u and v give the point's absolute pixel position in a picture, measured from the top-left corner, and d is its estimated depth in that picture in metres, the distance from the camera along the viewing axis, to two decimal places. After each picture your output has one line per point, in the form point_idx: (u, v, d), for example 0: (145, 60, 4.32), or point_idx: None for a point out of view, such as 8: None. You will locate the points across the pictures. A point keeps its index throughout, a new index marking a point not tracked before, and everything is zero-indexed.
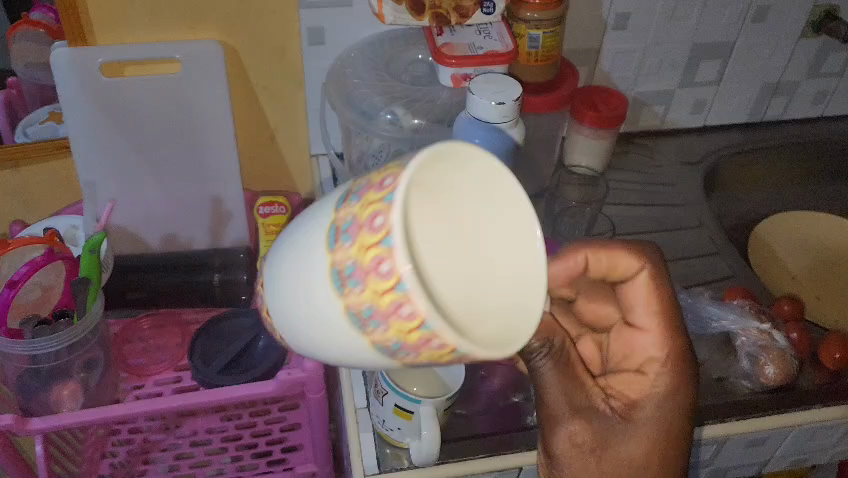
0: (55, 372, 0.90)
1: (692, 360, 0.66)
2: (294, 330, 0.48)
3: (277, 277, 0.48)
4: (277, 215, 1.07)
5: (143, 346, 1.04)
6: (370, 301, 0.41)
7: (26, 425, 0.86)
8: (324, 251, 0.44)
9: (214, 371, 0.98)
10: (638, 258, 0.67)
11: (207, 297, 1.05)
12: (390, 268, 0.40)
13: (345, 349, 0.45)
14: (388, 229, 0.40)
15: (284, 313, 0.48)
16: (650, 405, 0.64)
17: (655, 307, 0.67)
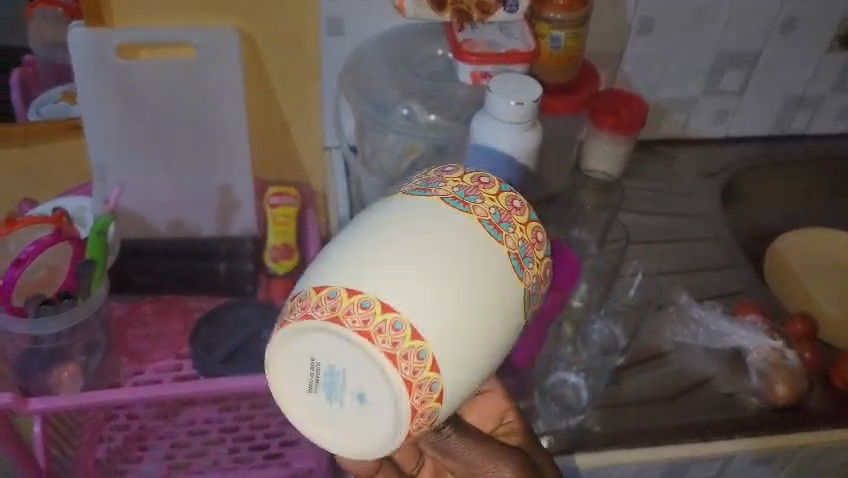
0: (56, 354, 0.88)
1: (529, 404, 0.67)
2: (453, 323, 0.45)
3: (422, 273, 0.45)
4: (286, 206, 1.05)
5: (145, 331, 1.02)
6: (523, 235, 0.49)
7: (22, 406, 0.85)
8: (463, 216, 0.47)
9: (216, 361, 0.97)
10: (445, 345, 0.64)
11: (213, 285, 1.03)
12: (521, 205, 0.50)
13: (510, 302, 0.47)
14: (498, 182, 0.51)
15: (432, 308, 0.45)
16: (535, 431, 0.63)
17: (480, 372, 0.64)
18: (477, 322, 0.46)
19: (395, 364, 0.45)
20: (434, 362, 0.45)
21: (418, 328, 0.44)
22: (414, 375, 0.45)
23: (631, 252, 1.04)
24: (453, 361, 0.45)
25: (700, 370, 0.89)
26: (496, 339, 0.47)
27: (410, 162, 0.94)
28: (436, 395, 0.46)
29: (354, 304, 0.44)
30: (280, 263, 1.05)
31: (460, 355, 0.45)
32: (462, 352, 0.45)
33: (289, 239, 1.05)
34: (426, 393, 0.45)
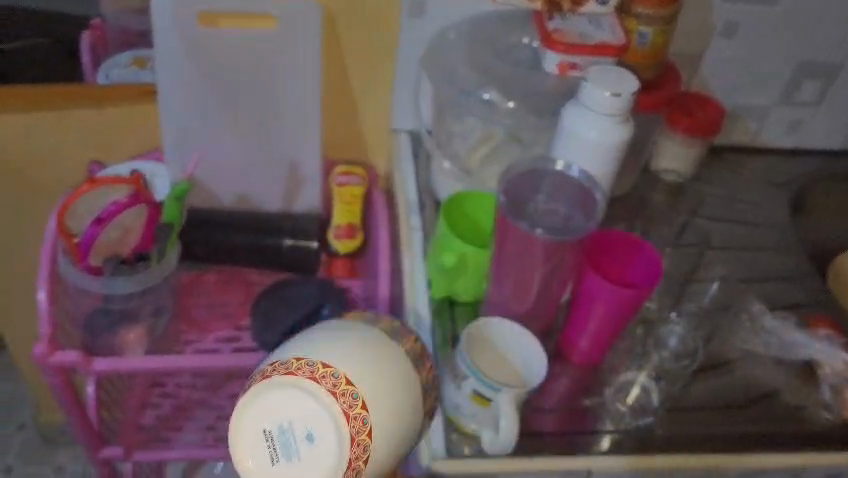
0: (125, 314, 0.89)
1: None
2: (362, 365, 0.63)
3: (334, 340, 0.64)
4: (352, 186, 1.06)
5: (206, 301, 1.02)
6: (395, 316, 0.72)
7: (88, 365, 0.87)
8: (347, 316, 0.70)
9: (275, 337, 0.97)
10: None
11: (274, 260, 1.03)
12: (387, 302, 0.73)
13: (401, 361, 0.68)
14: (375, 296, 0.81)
15: (342, 359, 0.63)
16: None
17: None
18: (383, 377, 0.64)
19: (336, 398, 0.61)
20: (363, 400, 0.62)
21: (349, 375, 0.62)
22: (350, 407, 0.62)
23: (703, 259, 0.99)
24: (372, 402, 0.63)
25: (767, 382, 0.87)
26: (397, 384, 0.65)
27: (486, 149, 0.93)
28: (368, 428, 0.62)
29: (302, 362, 0.62)
30: (344, 242, 1.04)
31: (378, 398, 0.63)
32: (373, 399, 0.63)
33: (353, 219, 1.05)
34: (360, 424, 0.62)
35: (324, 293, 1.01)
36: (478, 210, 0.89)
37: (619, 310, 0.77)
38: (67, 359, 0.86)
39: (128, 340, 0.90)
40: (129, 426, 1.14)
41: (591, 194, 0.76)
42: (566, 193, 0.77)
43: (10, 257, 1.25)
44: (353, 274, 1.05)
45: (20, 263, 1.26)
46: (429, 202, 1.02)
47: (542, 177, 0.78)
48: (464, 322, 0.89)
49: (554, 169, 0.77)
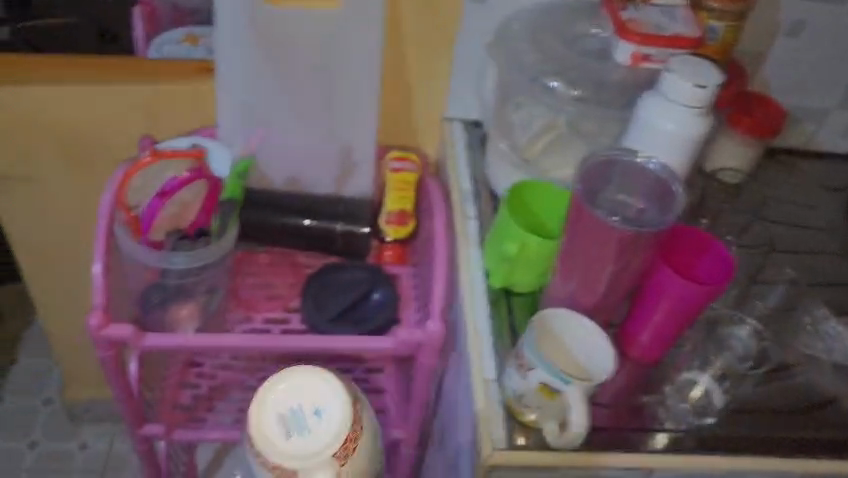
0: (180, 290, 0.89)
1: None
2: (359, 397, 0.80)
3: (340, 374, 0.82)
4: (407, 172, 1.05)
5: (253, 281, 1.02)
6: None
7: (140, 341, 0.86)
8: None
9: (325, 319, 0.97)
10: None
11: (325, 243, 1.02)
12: None
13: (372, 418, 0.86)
14: None
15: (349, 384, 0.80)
16: None
17: None
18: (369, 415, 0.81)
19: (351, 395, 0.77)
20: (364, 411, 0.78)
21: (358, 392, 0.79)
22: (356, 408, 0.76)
23: (761, 263, 0.97)
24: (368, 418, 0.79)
25: (828, 387, 0.86)
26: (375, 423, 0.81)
27: (549, 137, 0.92)
28: (359, 438, 0.76)
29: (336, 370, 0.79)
30: (395, 228, 1.04)
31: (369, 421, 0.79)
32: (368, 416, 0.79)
33: (405, 205, 1.04)
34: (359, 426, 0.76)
35: (373, 278, 1.01)
36: (536, 200, 0.87)
37: (688, 308, 0.76)
38: (120, 333, 0.85)
39: (179, 317, 0.89)
40: (166, 405, 1.13)
41: (670, 186, 0.74)
42: (642, 186, 0.76)
43: (55, 228, 1.25)
44: (402, 261, 1.05)
45: (65, 234, 1.26)
46: (483, 192, 1.01)
47: (620, 169, 0.76)
48: (521, 314, 0.87)
49: (634, 163, 0.75)
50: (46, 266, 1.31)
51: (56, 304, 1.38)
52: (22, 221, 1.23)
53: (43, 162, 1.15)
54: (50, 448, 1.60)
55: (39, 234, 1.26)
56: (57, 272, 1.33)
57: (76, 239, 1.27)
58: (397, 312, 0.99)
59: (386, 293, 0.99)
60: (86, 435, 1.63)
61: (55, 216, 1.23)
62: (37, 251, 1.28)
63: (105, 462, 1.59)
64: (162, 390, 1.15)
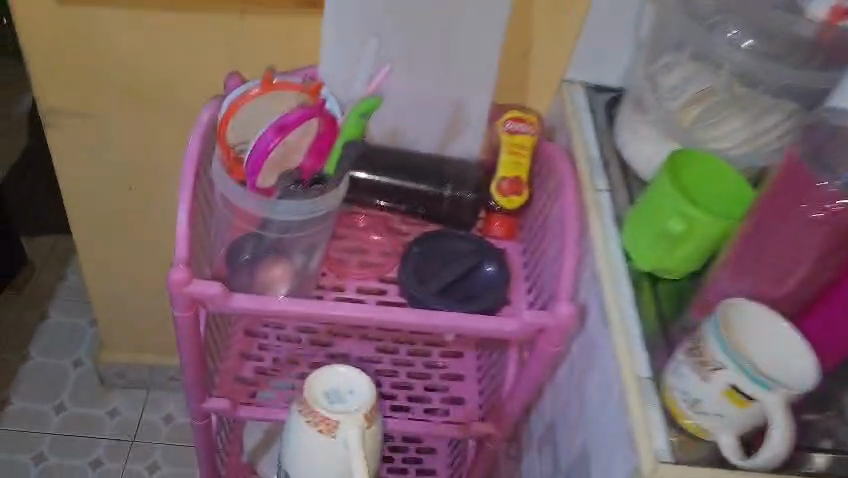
0: (274, 247, 0.77)
1: None
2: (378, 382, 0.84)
3: None
4: (523, 135, 0.92)
5: (344, 246, 0.92)
6: None
7: (228, 299, 0.75)
8: None
9: (427, 292, 0.85)
10: None
11: (430, 208, 0.91)
12: None
13: None
14: None
15: None
16: None
17: None
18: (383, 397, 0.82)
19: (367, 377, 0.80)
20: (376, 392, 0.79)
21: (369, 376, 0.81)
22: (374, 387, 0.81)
23: None
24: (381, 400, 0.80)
25: None
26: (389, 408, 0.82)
27: (703, 106, 0.81)
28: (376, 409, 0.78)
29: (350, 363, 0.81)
30: (509, 198, 0.91)
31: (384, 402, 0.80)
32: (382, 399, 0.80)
33: (521, 172, 0.92)
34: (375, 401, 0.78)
35: (481, 251, 0.90)
36: (695, 178, 0.76)
37: None
38: (206, 289, 0.74)
39: (272, 276, 0.77)
40: (227, 377, 1.03)
41: None
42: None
43: (112, 176, 1.12)
44: (511, 235, 0.93)
45: (122, 185, 1.14)
46: (615, 163, 0.88)
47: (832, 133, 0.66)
48: (669, 303, 0.75)
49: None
50: (96, 220, 1.19)
51: (103, 262, 1.27)
52: (77, 166, 1.11)
53: (107, 96, 1.02)
54: (78, 412, 1.49)
55: (90, 179, 1.13)
56: (108, 229, 1.21)
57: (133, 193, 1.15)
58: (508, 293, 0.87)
59: (497, 270, 0.88)
60: (116, 401, 1.51)
61: (114, 165, 1.10)
62: (87, 198, 1.16)
63: (135, 432, 1.48)
64: (223, 360, 1.04)
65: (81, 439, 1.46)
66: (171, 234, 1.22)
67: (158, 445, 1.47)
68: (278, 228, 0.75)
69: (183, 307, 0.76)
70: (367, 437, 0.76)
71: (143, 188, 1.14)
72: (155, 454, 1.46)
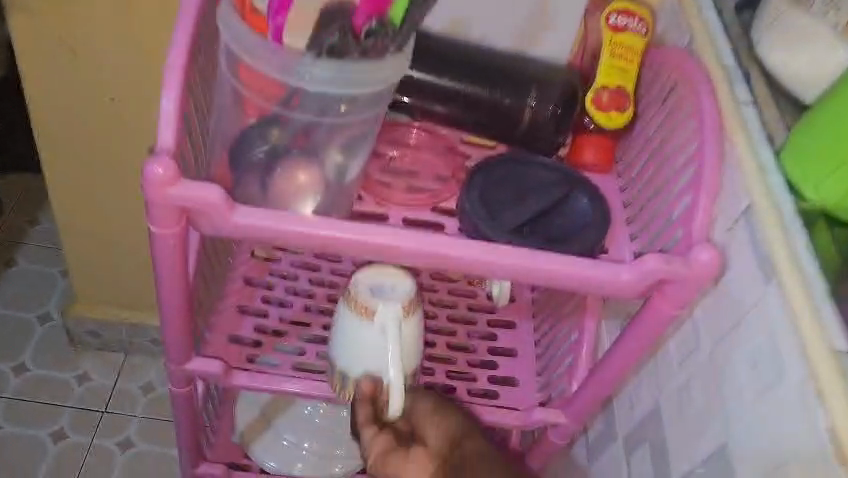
0: (301, 145, 0.55)
1: None
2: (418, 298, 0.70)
3: None
4: (631, 34, 0.69)
5: (385, 167, 0.69)
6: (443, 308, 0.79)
7: (232, 214, 0.53)
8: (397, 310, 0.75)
9: (501, 226, 0.63)
10: None
11: (505, 125, 0.69)
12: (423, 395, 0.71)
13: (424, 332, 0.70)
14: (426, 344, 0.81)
15: None
16: None
17: None
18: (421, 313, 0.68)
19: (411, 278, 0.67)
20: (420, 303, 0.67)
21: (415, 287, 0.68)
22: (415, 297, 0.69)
23: None
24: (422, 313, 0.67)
25: None
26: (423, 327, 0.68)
27: None
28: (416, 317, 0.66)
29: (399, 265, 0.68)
30: (609, 115, 0.69)
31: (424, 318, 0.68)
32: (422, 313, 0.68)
33: (626, 82, 0.69)
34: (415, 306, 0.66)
35: (569, 181, 0.68)
36: None
37: None
38: (200, 195, 0.51)
39: (293, 184, 0.54)
40: (220, 335, 0.81)
41: None
42: None
43: (91, 83, 0.89)
44: (607, 165, 0.71)
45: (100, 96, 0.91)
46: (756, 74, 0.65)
47: None
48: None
49: None
50: (57, 137, 0.95)
51: (62, 194, 1.03)
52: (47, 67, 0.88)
53: None
54: (41, 375, 1.26)
55: (59, 82, 0.89)
56: (69, 151, 0.97)
57: (110, 110, 0.92)
58: (605, 237, 0.65)
59: (591, 205, 0.67)
60: (87, 364, 1.29)
61: (95, 65, 0.87)
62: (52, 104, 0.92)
63: (107, 401, 1.26)
64: (216, 314, 0.83)
65: (43, 406, 1.23)
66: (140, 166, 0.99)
67: (133, 418, 1.25)
68: (313, 116, 0.53)
69: (165, 221, 0.53)
70: (407, 332, 0.65)
71: (125, 106, 0.91)
72: (130, 428, 1.23)
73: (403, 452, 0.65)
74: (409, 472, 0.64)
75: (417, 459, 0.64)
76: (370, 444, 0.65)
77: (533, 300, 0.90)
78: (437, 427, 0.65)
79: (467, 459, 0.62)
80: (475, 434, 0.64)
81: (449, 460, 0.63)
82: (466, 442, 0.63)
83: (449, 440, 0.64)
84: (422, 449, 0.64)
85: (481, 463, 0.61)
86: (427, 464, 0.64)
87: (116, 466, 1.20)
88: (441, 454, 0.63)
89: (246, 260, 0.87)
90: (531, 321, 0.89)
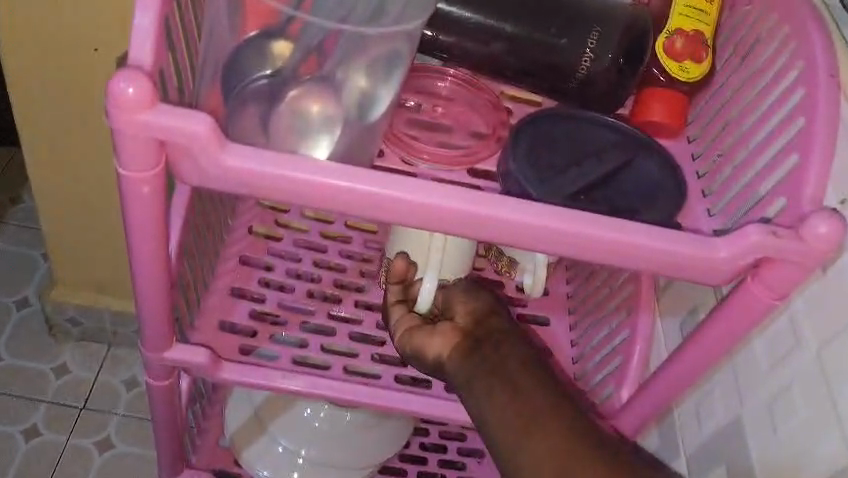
0: (317, 71, 0.46)
1: (532, 390, 0.55)
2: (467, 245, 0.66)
3: None
4: None
5: (413, 120, 0.58)
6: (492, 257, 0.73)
7: (222, 153, 0.42)
8: None
9: (552, 194, 0.52)
10: (506, 369, 0.56)
11: (557, 73, 0.56)
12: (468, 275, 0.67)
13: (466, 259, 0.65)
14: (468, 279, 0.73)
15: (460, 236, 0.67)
16: (542, 397, 0.55)
17: (513, 395, 0.55)
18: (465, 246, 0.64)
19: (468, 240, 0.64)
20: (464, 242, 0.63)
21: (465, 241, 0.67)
22: None
23: None
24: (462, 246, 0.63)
25: None
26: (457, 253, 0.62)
27: None
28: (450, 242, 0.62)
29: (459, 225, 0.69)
30: (682, 63, 0.57)
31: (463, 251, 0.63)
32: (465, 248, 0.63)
33: (702, 26, 0.58)
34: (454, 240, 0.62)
35: (631, 142, 0.56)
36: None
37: None
38: (182, 124, 0.40)
39: (299, 118, 0.45)
40: (210, 321, 0.69)
41: None
42: None
43: (60, 27, 0.75)
44: (677, 125, 0.59)
45: (69, 43, 0.76)
46: None
47: None
48: None
49: None
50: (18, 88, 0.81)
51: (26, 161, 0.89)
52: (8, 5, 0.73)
53: None
54: (14, 365, 1.13)
55: (22, 24, 0.75)
56: (32, 108, 0.83)
57: (81, 59, 0.78)
58: (678, 212, 0.54)
59: (657, 175, 0.55)
60: (65, 354, 1.16)
61: (84, 10, 0.73)
62: (16, 50, 0.77)
63: (86, 396, 1.13)
64: (206, 296, 0.71)
65: (15, 400, 1.11)
66: (107, 129, 0.85)
67: (114, 416, 1.12)
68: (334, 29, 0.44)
69: (138, 160, 0.42)
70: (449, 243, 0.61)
71: (99, 54, 0.77)
72: (111, 426, 1.11)
73: (427, 328, 0.59)
74: (433, 345, 0.58)
75: (442, 332, 0.59)
76: (395, 323, 0.60)
77: (568, 294, 0.77)
78: (463, 303, 0.60)
79: (492, 336, 0.58)
80: (499, 311, 0.60)
81: (475, 335, 0.58)
82: (490, 319, 0.59)
83: (475, 317, 0.59)
84: (448, 324, 0.59)
85: (507, 340, 0.58)
86: (452, 337, 0.59)
87: (94, 468, 1.07)
88: (467, 330, 0.59)
89: (243, 237, 0.75)
90: (567, 318, 0.75)
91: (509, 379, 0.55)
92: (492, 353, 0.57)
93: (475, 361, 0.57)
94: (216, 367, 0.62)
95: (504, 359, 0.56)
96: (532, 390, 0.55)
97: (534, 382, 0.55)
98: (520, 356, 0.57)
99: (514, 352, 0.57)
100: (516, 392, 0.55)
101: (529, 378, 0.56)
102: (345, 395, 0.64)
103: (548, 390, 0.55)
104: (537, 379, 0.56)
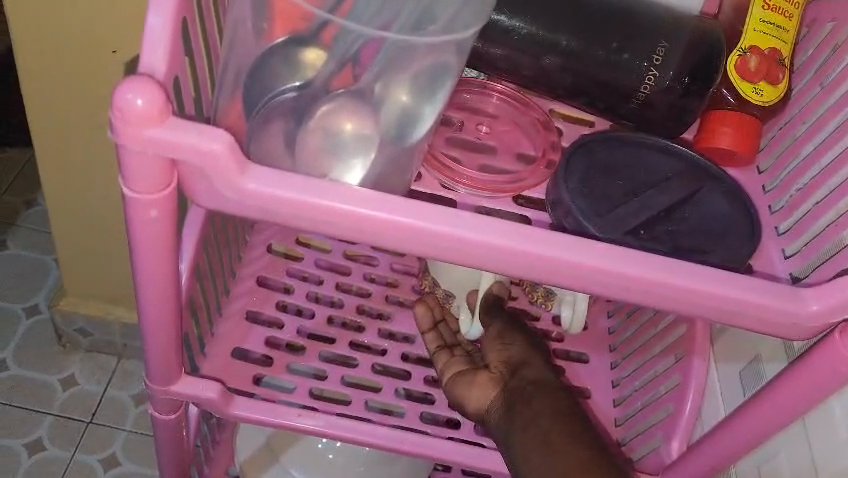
0: (350, 80, 0.40)
1: (564, 442, 0.49)
2: None
3: None
4: None
5: (455, 138, 0.52)
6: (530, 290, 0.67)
7: (241, 176, 0.37)
8: None
9: (611, 225, 0.47)
10: (536, 419, 0.51)
11: (614, 92, 0.51)
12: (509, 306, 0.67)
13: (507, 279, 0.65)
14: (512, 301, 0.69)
15: None
16: (574, 453, 0.49)
17: (542, 450, 0.49)
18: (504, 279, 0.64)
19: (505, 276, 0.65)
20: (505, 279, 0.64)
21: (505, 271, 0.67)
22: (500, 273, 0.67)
23: None
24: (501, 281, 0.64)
25: None
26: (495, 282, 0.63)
27: None
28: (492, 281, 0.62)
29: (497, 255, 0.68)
30: (757, 86, 0.51)
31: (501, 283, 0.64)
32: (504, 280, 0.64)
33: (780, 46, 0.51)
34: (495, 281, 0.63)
35: (697, 172, 0.51)
36: None
37: None
38: (197, 142, 0.35)
39: (330, 137, 0.40)
40: (222, 348, 0.64)
41: None
42: None
43: (74, 25, 0.70)
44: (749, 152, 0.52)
45: (82, 42, 0.71)
46: None
47: None
48: None
49: None
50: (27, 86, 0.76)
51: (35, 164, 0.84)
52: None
53: None
54: (19, 375, 1.07)
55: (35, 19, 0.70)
56: (43, 108, 0.78)
57: (95, 59, 0.73)
58: (750, 256, 0.48)
59: (720, 214, 0.49)
60: (73, 366, 1.10)
61: (96, 7, 0.68)
62: (27, 47, 0.72)
63: (93, 411, 1.06)
64: (219, 320, 0.66)
65: (19, 412, 1.04)
66: None
67: (120, 434, 1.05)
68: (376, 36, 0.38)
69: (146, 181, 0.36)
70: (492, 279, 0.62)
71: (111, 54, 0.72)
72: (116, 444, 1.04)
73: (466, 378, 0.57)
74: (470, 398, 0.56)
75: (479, 383, 0.56)
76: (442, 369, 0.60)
77: (609, 331, 0.71)
78: (498, 351, 0.57)
79: (526, 385, 0.53)
80: (535, 358, 0.56)
81: (509, 387, 0.54)
82: (523, 368, 0.55)
83: (511, 367, 0.55)
84: (485, 375, 0.57)
85: (541, 387, 0.53)
86: (489, 387, 0.56)
87: None
88: (503, 381, 0.55)
89: (261, 256, 0.70)
90: (608, 356, 0.69)
91: (540, 431, 0.50)
92: (525, 403, 0.52)
93: (508, 412, 0.52)
94: (227, 401, 0.56)
95: (538, 410, 0.51)
96: (565, 443, 0.49)
97: (567, 437, 0.50)
98: (555, 400, 0.52)
99: (548, 402, 0.52)
100: (547, 446, 0.49)
101: (563, 430, 0.50)
102: (369, 438, 0.58)
103: (583, 446, 0.49)
104: (570, 433, 0.50)
